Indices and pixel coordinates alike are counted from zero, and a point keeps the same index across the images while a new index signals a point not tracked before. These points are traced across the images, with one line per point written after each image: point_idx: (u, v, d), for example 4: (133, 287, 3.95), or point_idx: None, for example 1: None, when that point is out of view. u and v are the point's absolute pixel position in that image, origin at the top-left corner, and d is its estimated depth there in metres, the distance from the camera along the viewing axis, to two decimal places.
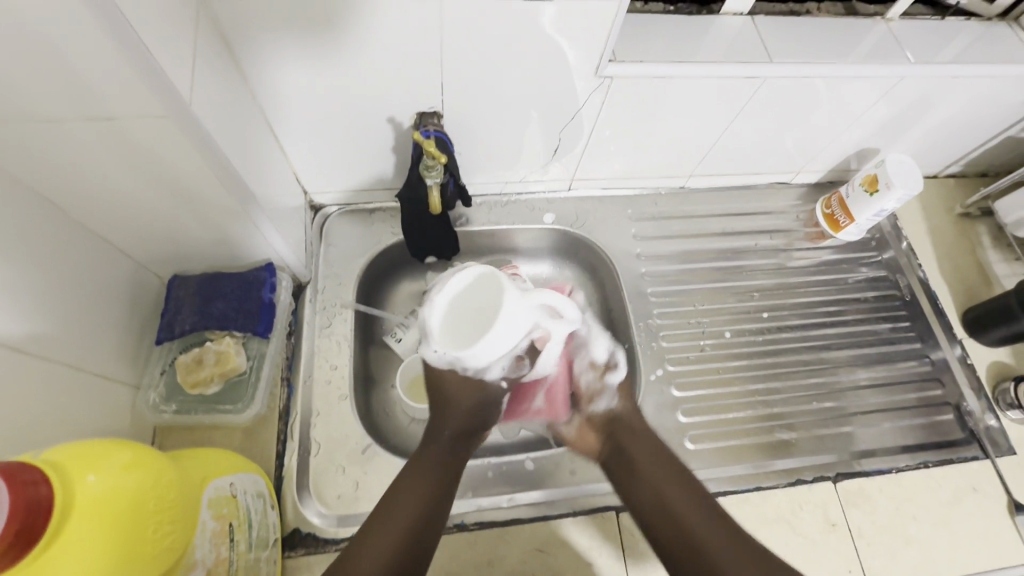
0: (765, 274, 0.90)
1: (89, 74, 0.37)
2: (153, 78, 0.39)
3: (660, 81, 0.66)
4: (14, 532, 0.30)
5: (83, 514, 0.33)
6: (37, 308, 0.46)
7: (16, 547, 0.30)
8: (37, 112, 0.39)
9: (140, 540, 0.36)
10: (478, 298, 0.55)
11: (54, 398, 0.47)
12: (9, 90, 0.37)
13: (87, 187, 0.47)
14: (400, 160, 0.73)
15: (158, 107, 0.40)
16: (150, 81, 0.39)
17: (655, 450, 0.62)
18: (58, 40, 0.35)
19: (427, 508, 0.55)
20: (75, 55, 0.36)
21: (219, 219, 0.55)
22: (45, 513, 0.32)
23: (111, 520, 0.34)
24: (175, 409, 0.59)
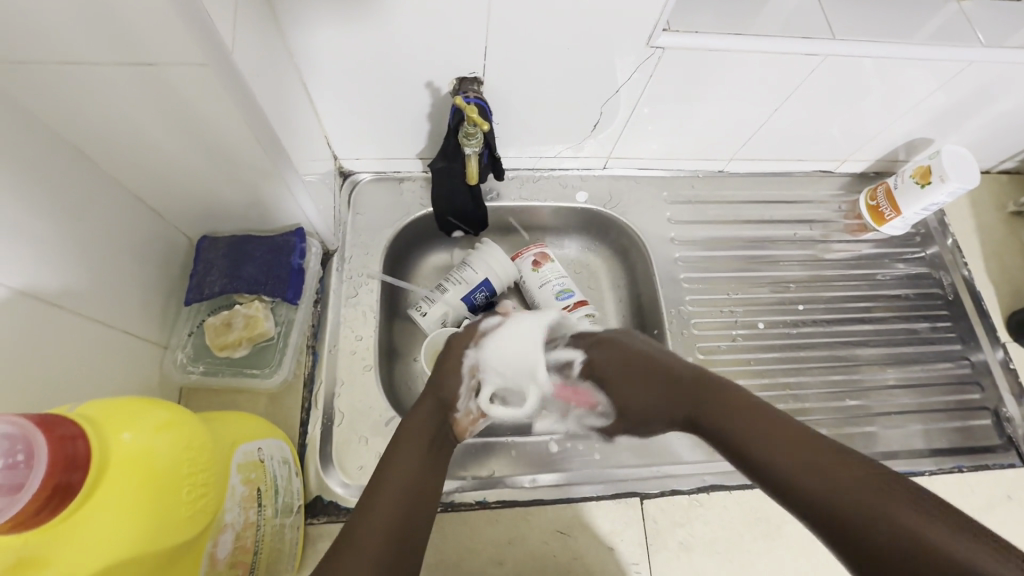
0: (801, 265, 0.87)
1: (131, 19, 0.35)
2: (198, 25, 0.36)
3: (713, 55, 0.62)
4: (51, 488, 0.29)
5: (118, 472, 0.32)
6: (68, 262, 0.45)
7: (54, 501, 0.30)
8: (79, 56, 0.38)
9: (174, 501, 0.35)
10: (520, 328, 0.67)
11: (84, 353, 0.46)
12: (50, 30, 0.36)
13: (124, 139, 0.46)
14: (434, 129, 0.71)
15: (198, 55, 0.38)
16: (196, 26, 0.36)
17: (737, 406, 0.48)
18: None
19: (420, 479, 0.52)
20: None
21: (253, 179, 0.53)
22: (82, 469, 0.31)
23: (145, 480, 0.33)
24: (202, 370, 0.59)
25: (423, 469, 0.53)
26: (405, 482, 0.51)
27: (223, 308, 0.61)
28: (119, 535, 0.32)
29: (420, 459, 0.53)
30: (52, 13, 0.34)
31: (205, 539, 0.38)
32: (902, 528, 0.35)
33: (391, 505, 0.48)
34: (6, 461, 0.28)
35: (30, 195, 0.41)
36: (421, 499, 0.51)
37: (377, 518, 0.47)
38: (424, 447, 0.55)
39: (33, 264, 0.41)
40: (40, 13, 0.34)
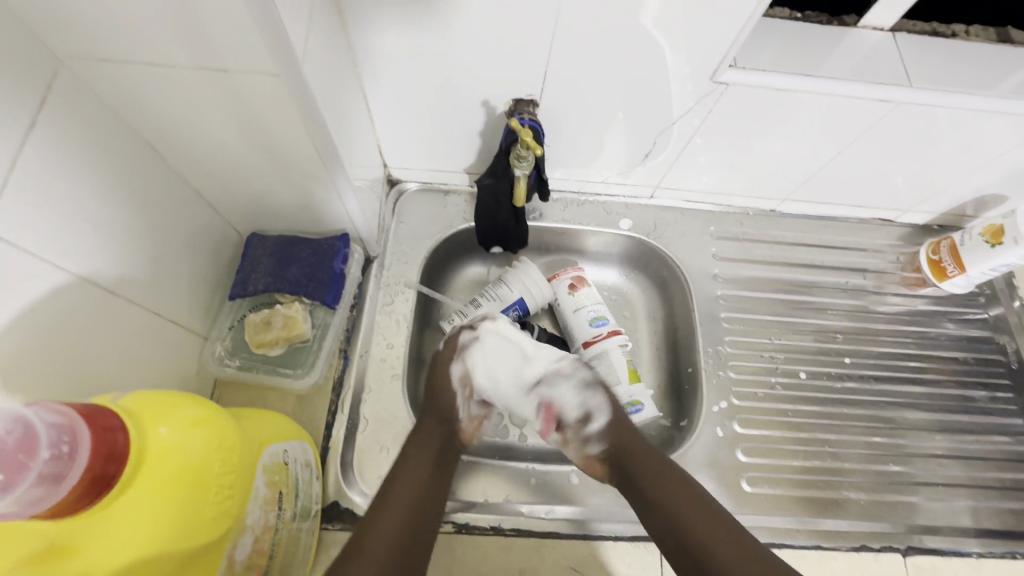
0: (850, 316, 0.83)
1: (214, 31, 0.37)
2: (274, 36, 0.37)
3: (778, 94, 0.60)
4: (88, 480, 0.30)
5: (151, 466, 0.33)
6: (127, 252, 0.47)
7: (88, 494, 0.30)
8: (161, 61, 0.40)
9: (202, 503, 0.35)
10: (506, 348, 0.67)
11: (133, 340, 0.48)
12: (137, 35, 0.37)
13: (191, 138, 0.48)
14: (484, 146, 0.71)
15: (272, 65, 0.39)
16: (273, 37, 0.37)
17: (684, 498, 0.54)
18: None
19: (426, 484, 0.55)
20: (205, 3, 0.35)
21: (306, 183, 0.54)
22: (118, 461, 0.32)
23: (177, 477, 0.34)
24: (238, 364, 0.59)
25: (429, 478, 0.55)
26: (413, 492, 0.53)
27: (263, 305, 0.61)
28: (146, 531, 0.32)
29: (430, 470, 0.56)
30: (141, 19, 0.36)
31: (227, 540, 0.38)
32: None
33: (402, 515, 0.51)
34: (52, 451, 0.29)
35: (99, 186, 0.43)
36: (424, 512, 0.53)
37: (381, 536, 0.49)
38: (427, 454, 0.57)
39: (95, 252, 0.43)
40: (130, 16, 0.36)
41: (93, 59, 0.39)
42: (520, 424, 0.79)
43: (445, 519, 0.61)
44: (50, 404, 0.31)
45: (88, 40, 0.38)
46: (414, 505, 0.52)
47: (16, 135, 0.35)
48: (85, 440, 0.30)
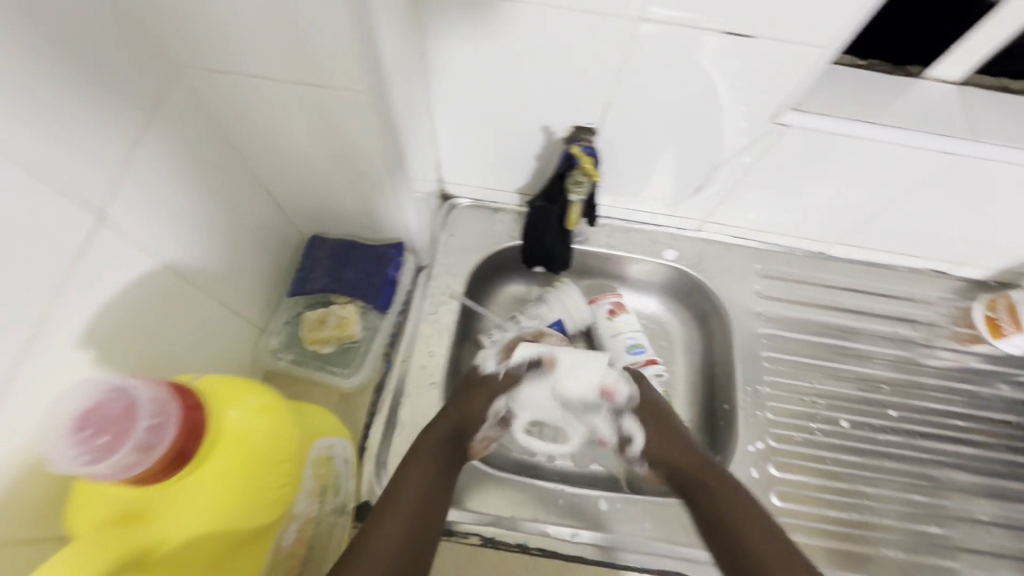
0: (897, 367, 0.80)
1: (317, 51, 0.40)
2: (368, 57, 0.40)
3: (838, 139, 0.60)
4: (173, 453, 0.32)
5: (224, 446, 0.35)
6: (208, 244, 0.50)
7: (170, 468, 0.32)
8: (264, 75, 0.43)
9: (263, 485, 0.37)
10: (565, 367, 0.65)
11: (203, 327, 0.51)
12: (247, 51, 0.41)
13: (276, 144, 0.51)
14: (539, 169, 0.73)
15: (363, 83, 0.43)
16: (367, 58, 0.40)
17: (735, 498, 0.55)
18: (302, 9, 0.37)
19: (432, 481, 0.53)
20: (311, 26, 0.38)
21: (373, 193, 0.57)
22: (198, 439, 0.34)
23: (244, 459, 0.36)
24: (290, 358, 0.62)
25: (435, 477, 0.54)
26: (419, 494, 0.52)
27: (319, 304, 0.64)
28: (215, 507, 0.34)
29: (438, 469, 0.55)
30: (254, 38, 0.40)
31: (277, 526, 0.40)
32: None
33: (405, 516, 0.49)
34: (153, 421, 0.32)
35: (193, 183, 0.46)
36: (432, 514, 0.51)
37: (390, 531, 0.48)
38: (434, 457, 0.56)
39: (183, 243, 0.46)
40: (244, 34, 0.39)
41: (202, 69, 0.43)
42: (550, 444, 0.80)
43: (472, 531, 0.62)
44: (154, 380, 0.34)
45: (202, 53, 0.41)
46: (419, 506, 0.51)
47: (133, 135, 0.39)
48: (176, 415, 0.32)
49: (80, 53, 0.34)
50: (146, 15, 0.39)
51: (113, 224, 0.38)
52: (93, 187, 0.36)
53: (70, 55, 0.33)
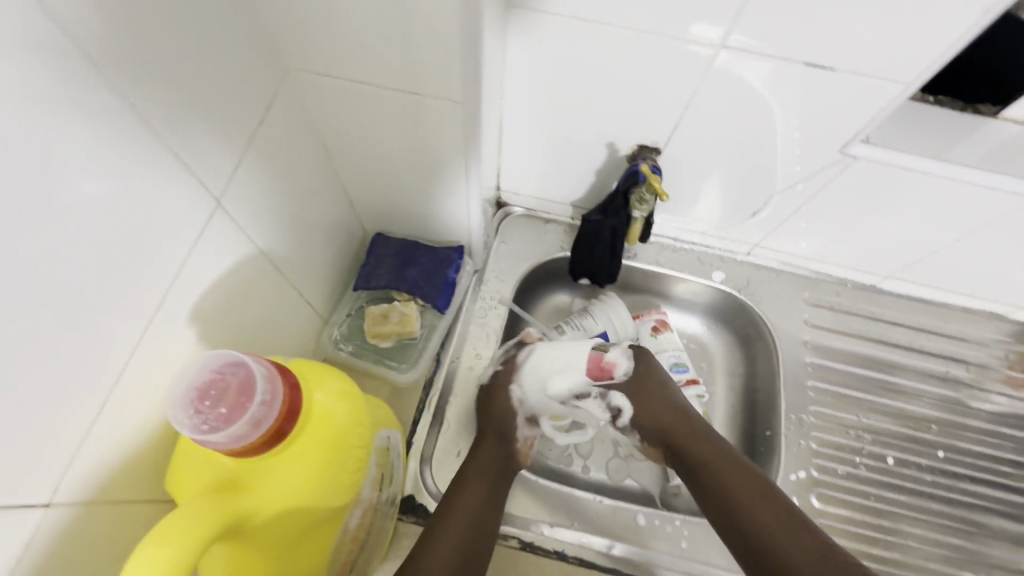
0: (946, 408, 0.79)
1: (423, 62, 0.43)
2: (467, 71, 0.43)
3: (906, 174, 0.60)
4: (274, 429, 0.34)
5: (313, 427, 0.37)
6: (292, 235, 0.53)
7: (268, 443, 0.34)
8: (365, 81, 0.46)
9: (342, 468, 0.39)
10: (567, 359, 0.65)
11: (279, 313, 0.53)
12: (355, 59, 0.44)
13: (362, 145, 0.54)
14: (597, 183, 0.74)
15: (460, 94, 0.45)
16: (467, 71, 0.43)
17: (743, 477, 0.56)
18: (416, 23, 0.39)
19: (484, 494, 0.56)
20: (420, 39, 0.40)
21: (443, 197, 0.60)
22: (293, 419, 0.36)
23: (329, 440, 0.38)
24: (349, 350, 0.64)
25: (487, 489, 0.57)
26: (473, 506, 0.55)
27: (380, 300, 0.66)
28: (301, 484, 0.36)
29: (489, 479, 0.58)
30: (364, 46, 0.42)
31: (347, 509, 0.42)
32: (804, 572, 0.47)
33: (459, 526, 0.53)
34: (264, 397, 0.34)
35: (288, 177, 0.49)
36: (483, 523, 0.54)
37: (449, 535, 0.52)
38: (486, 474, 0.58)
39: (273, 233, 0.49)
40: (356, 43, 0.42)
41: (309, 73, 0.46)
42: (586, 455, 0.81)
43: (511, 534, 0.63)
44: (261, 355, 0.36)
45: (312, 57, 0.44)
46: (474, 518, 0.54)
47: (249, 130, 0.42)
48: (280, 394, 0.35)
49: (216, 54, 0.37)
50: (269, 21, 0.42)
51: (225, 211, 0.41)
52: (213, 176, 0.39)
53: (209, 56, 0.37)
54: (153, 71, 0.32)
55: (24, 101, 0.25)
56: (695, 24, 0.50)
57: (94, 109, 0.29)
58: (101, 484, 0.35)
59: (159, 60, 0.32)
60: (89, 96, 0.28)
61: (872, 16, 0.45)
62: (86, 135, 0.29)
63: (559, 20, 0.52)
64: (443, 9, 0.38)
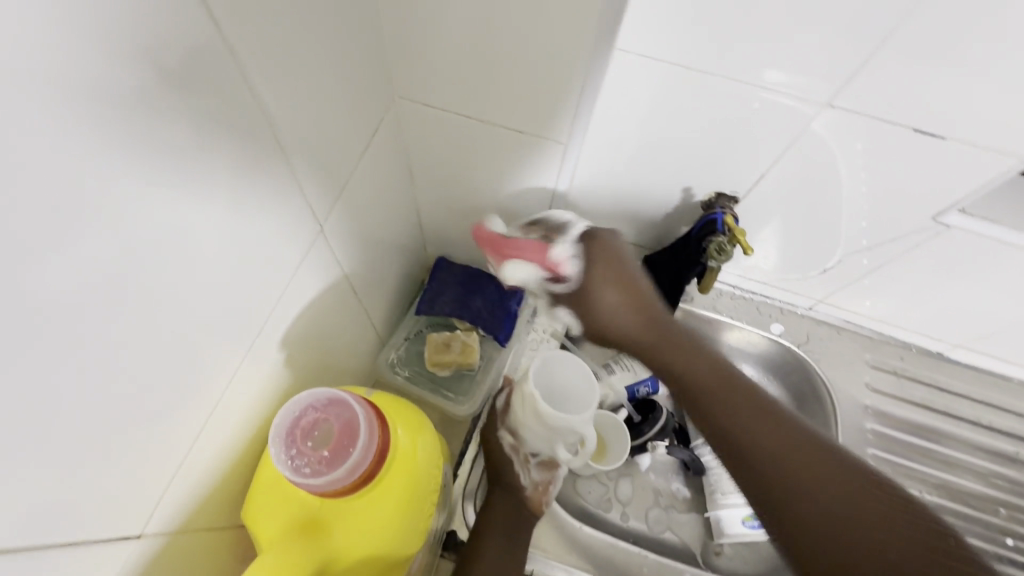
0: (1013, 491, 0.74)
1: (530, 102, 0.42)
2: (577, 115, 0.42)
3: (999, 248, 0.58)
4: (369, 470, 0.38)
5: (398, 468, 0.41)
6: (369, 259, 0.52)
7: (364, 482, 0.38)
8: (465, 114, 0.45)
9: (421, 507, 0.42)
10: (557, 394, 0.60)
11: (346, 335, 0.53)
12: (461, 92, 0.43)
13: (447, 173, 0.54)
14: (664, 225, 0.73)
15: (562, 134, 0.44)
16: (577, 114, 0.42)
17: (732, 400, 0.46)
18: (535, 67, 0.39)
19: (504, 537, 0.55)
20: (536, 82, 0.40)
21: (518, 230, 0.59)
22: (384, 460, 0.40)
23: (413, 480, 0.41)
24: (405, 375, 0.62)
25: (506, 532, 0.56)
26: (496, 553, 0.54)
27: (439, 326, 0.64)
28: (389, 521, 0.39)
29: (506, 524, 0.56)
30: (473, 81, 0.42)
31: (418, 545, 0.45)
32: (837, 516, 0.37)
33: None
34: (364, 443, 0.38)
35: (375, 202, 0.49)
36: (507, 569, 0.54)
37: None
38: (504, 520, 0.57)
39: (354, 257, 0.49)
40: (465, 78, 0.42)
41: (413, 102, 0.46)
42: (626, 501, 0.78)
43: None
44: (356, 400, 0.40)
45: (419, 89, 0.45)
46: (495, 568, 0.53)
47: (352, 158, 0.43)
48: (375, 437, 0.39)
49: (335, 84, 0.38)
50: (384, 50, 0.42)
51: (320, 236, 0.42)
52: (316, 203, 0.40)
53: (329, 86, 0.37)
54: (282, 98, 0.33)
55: (170, 130, 0.26)
56: (800, 80, 0.49)
57: (228, 137, 0.30)
58: (188, 514, 0.37)
59: (290, 91, 0.33)
60: (228, 127, 0.29)
61: (991, 87, 0.44)
62: (218, 161, 0.29)
63: (658, 67, 0.51)
64: (565, 55, 0.37)
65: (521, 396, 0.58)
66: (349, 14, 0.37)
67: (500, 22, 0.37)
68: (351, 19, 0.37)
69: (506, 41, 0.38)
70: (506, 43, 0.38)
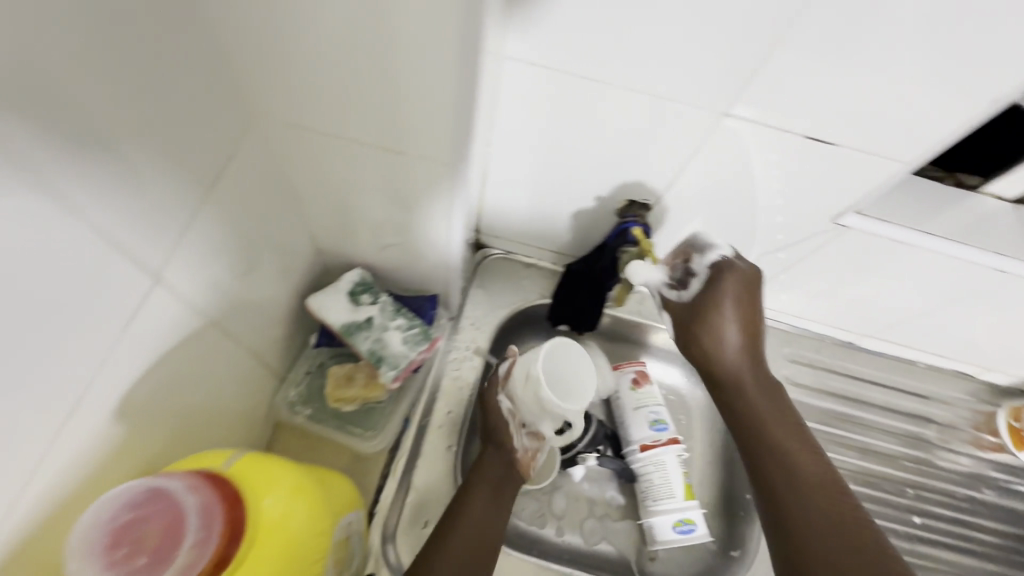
0: (919, 471, 0.78)
1: (402, 124, 0.38)
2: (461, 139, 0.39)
3: (894, 245, 0.60)
4: (218, 554, 0.37)
5: (266, 536, 0.40)
6: (245, 297, 0.47)
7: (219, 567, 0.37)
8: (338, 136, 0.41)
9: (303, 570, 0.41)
10: (556, 361, 0.64)
11: (222, 383, 0.47)
12: (328, 112, 0.39)
13: (334, 196, 0.49)
14: (582, 232, 0.71)
15: (446, 159, 0.41)
16: (460, 138, 0.38)
17: (786, 423, 0.55)
18: (406, 85, 0.35)
19: (488, 497, 0.59)
20: (411, 102, 0.36)
21: (422, 253, 0.56)
22: (239, 537, 0.39)
23: (285, 546, 0.40)
24: (307, 414, 0.56)
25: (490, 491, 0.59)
26: (475, 515, 0.57)
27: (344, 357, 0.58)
28: None
29: (489, 485, 0.60)
30: (339, 101, 0.38)
31: None
32: (827, 536, 0.47)
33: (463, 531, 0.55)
34: (201, 532, 0.37)
35: (245, 235, 0.44)
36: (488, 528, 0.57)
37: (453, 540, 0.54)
38: (488, 484, 0.60)
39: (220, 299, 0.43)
40: (328, 95, 0.38)
41: (281, 118, 0.41)
42: (559, 514, 0.77)
43: None
44: (190, 481, 0.39)
45: (285, 104, 0.39)
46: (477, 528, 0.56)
47: (204, 189, 0.37)
48: (216, 518, 0.38)
49: (168, 107, 0.32)
50: (237, 61, 0.37)
51: (166, 285, 0.36)
52: (153, 251, 0.34)
53: (158, 111, 0.32)
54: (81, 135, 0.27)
55: None
56: (699, 88, 0.47)
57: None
58: None
59: (95, 125, 0.28)
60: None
61: (876, 95, 0.44)
62: None
63: (556, 74, 0.49)
64: (430, 76, 0.34)
65: (526, 375, 0.63)
66: (177, 24, 0.31)
67: (358, 35, 0.32)
68: (178, 29, 0.31)
69: (369, 56, 0.34)
70: (370, 58, 0.34)
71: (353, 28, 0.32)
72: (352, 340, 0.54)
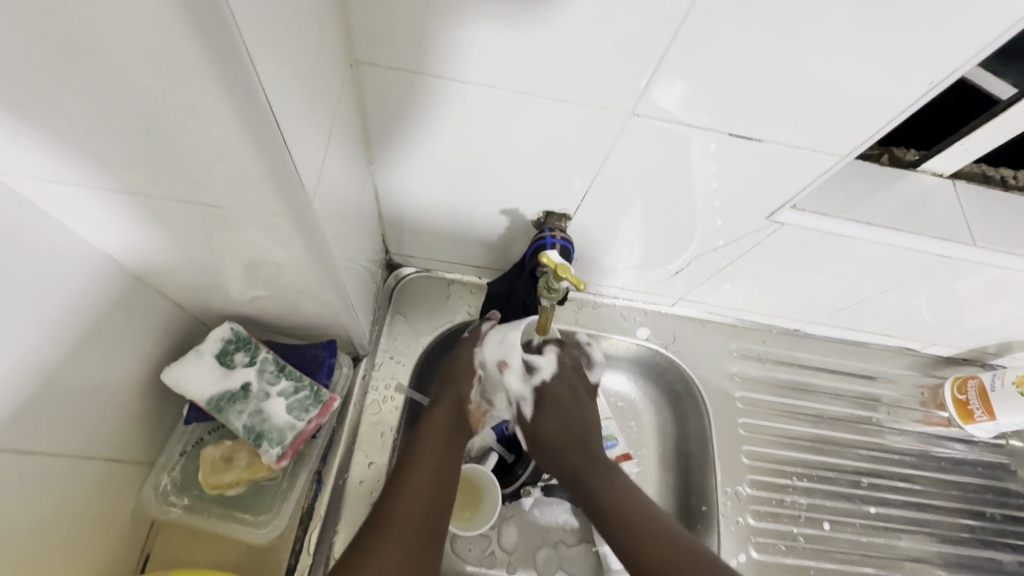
0: (873, 458, 0.76)
1: (195, 165, 0.31)
2: (280, 179, 0.31)
3: (831, 239, 0.56)
4: None
5: None
6: (52, 393, 0.39)
7: None
8: (134, 189, 0.33)
9: None
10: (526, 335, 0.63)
11: (42, 499, 0.39)
12: (103, 164, 0.31)
13: (161, 254, 0.40)
14: (501, 245, 0.63)
15: (276, 207, 0.33)
16: (278, 180, 0.31)
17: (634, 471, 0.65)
18: (179, 123, 0.28)
19: (440, 463, 0.54)
20: (191, 142, 0.29)
21: (300, 299, 0.47)
22: None
23: None
24: (185, 504, 0.51)
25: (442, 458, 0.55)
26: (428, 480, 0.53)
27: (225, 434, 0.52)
28: None
29: (439, 447, 0.55)
30: (109, 151, 0.30)
31: None
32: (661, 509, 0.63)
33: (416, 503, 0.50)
34: None
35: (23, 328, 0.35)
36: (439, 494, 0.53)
37: (400, 511, 0.49)
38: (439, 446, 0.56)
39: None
40: (96, 143, 0.29)
41: (32, 177, 0.32)
42: (510, 550, 0.70)
43: None
44: None
45: (29, 164, 0.31)
46: (426, 497, 0.51)
47: None
48: None
49: None
50: None
51: None
52: None
53: None
54: None
55: None
56: (582, 87, 0.41)
57: None
58: None
59: None
60: None
61: (783, 79, 0.39)
62: None
63: (422, 77, 0.42)
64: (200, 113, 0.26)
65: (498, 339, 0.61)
66: None
67: (80, 70, 0.25)
68: None
69: (104, 92, 0.26)
70: (109, 98, 0.26)
71: (69, 60, 0.24)
72: (223, 416, 0.48)
